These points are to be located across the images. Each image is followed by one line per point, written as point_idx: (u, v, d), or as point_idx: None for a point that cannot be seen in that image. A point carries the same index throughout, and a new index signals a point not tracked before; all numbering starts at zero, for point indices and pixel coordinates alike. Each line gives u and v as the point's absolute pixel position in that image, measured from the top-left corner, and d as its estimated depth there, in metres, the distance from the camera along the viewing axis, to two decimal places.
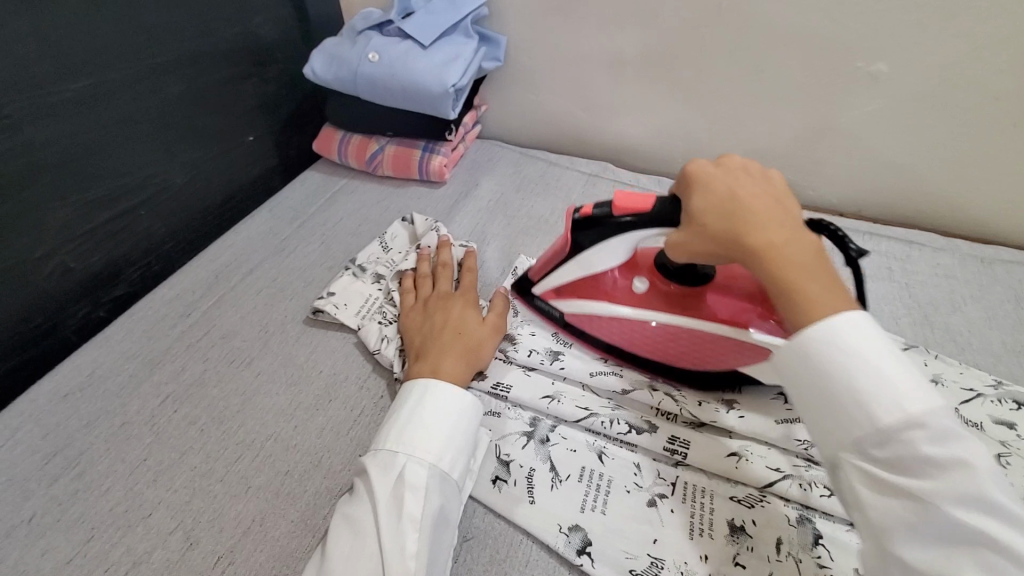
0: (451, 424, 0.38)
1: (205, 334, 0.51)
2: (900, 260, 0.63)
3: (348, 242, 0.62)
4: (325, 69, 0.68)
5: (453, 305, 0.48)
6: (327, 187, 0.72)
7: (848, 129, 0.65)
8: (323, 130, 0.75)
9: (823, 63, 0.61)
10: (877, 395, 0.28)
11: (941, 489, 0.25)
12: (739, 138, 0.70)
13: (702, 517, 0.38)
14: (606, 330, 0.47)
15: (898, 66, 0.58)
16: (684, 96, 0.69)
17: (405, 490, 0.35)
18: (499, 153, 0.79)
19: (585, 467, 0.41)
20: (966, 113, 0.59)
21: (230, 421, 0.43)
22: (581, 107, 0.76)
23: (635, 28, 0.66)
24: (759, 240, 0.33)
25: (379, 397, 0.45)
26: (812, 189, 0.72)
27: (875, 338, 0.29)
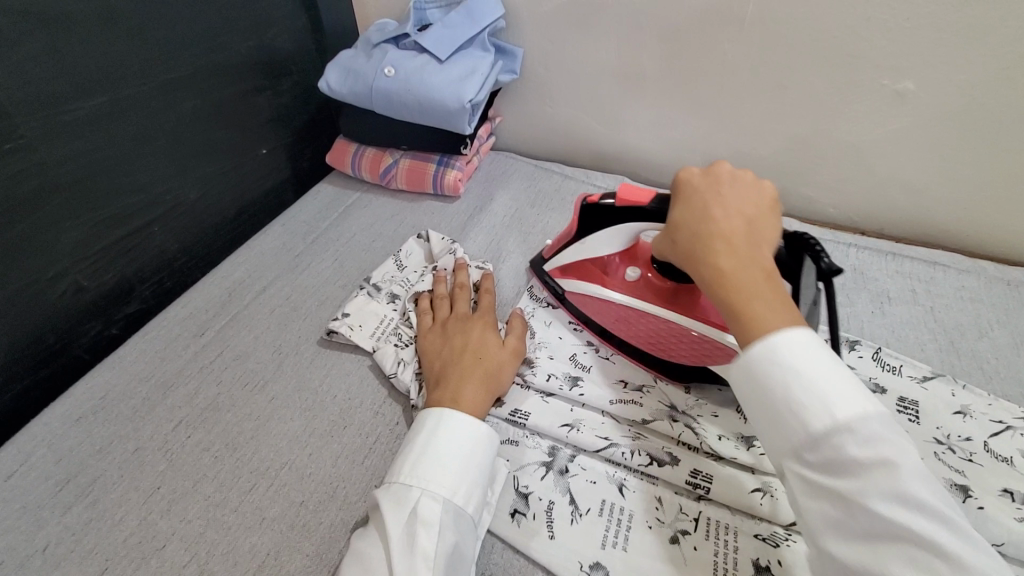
0: (465, 456, 0.37)
1: (218, 356, 0.50)
2: (924, 282, 0.62)
3: (361, 259, 0.61)
4: (340, 83, 0.67)
5: (471, 330, 0.47)
6: (341, 201, 0.71)
7: (871, 148, 0.63)
8: (337, 142, 0.75)
9: (848, 81, 0.60)
10: (808, 398, 0.27)
11: (870, 489, 0.25)
12: (758, 154, 0.69)
13: (727, 557, 0.37)
14: (597, 311, 0.52)
15: (925, 85, 0.57)
16: (703, 110, 0.68)
17: (419, 526, 0.34)
18: (513, 166, 0.78)
19: (605, 500, 0.40)
20: (997, 132, 0.57)
21: (243, 447, 0.43)
22: (598, 120, 0.75)
23: (654, 42, 0.65)
24: (712, 265, 0.32)
25: (395, 423, 0.44)
26: (832, 207, 0.70)
27: (807, 341, 0.29)
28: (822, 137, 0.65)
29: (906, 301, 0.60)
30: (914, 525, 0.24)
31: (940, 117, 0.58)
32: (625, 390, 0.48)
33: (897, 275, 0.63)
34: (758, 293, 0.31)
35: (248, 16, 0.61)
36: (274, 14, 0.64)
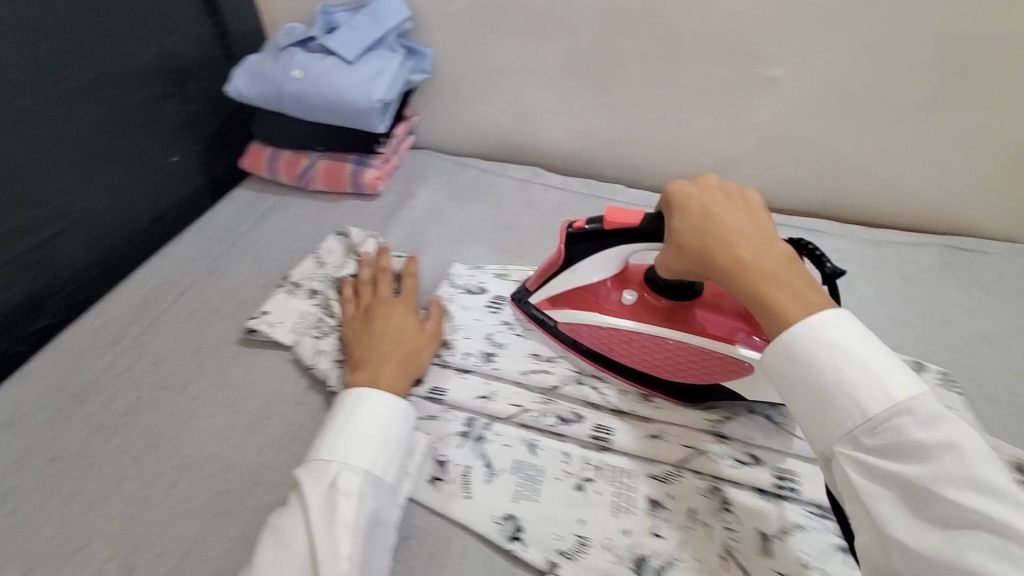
0: (383, 427, 0.40)
1: (136, 362, 0.50)
2: None
3: (282, 259, 0.62)
4: (249, 86, 0.68)
5: (387, 314, 0.49)
6: (259, 205, 0.72)
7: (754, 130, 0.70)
8: (252, 147, 0.75)
9: (730, 70, 0.66)
10: (864, 385, 0.32)
11: (935, 471, 0.28)
12: (658, 141, 0.74)
13: (625, 496, 0.42)
14: (598, 339, 0.49)
15: (792, 71, 0.64)
16: (608, 102, 0.73)
17: (338, 497, 0.36)
18: (432, 163, 0.80)
19: (517, 459, 0.44)
20: (854, 111, 0.65)
21: (167, 445, 0.44)
22: (511, 115, 0.79)
23: (556, 40, 0.70)
24: (735, 260, 0.37)
25: (318, 411, 0.46)
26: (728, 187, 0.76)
27: (858, 334, 0.33)
28: (714, 121, 0.71)
29: None
30: (979, 504, 0.27)
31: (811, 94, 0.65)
32: (537, 360, 0.51)
33: None
34: (785, 283, 0.36)
35: (150, 24, 0.61)
36: (177, 20, 0.64)
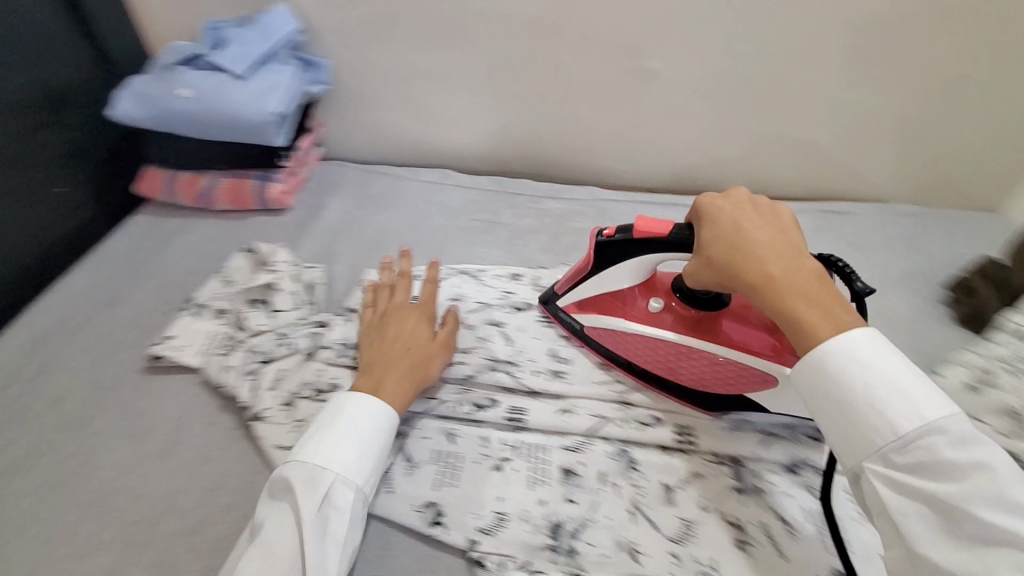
0: (366, 446, 0.54)
1: (64, 401, 0.64)
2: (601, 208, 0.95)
3: (184, 281, 0.78)
4: (137, 110, 0.80)
5: (409, 320, 0.64)
6: (158, 228, 0.85)
7: (586, 113, 0.94)
8: (145, 172, 0.88)
9: (569, 52, 0.87)
10: (906, 415, 0.44)
11: (969, 491, 0.40)
12: (529, 132, 0.97)
13: (539, 474, 0.61)
14: (613, 339, 0.69)
15: (599, 61, 0.88)
16: (494, 97, 0.93)
17: (331, 511, 0.50)
18: (339, 172, 0.96)
19: (436, 450, 0.63)
20: (666, 95, 0.91)
21: (71, 478, 0.58)
22: (415, 119, 0.97)
23: (416, 44, 0.88)
24: (766, 273, 0.51)
25: (232, 426, 0.62)
26: (589, 155, 1.00)
27: (893, 363, 0.46)
28: (617, 125, 0.95)
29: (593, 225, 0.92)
30: (1005, 524, 0.38)
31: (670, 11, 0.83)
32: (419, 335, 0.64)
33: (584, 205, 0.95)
34: (811, 290, 0.50)
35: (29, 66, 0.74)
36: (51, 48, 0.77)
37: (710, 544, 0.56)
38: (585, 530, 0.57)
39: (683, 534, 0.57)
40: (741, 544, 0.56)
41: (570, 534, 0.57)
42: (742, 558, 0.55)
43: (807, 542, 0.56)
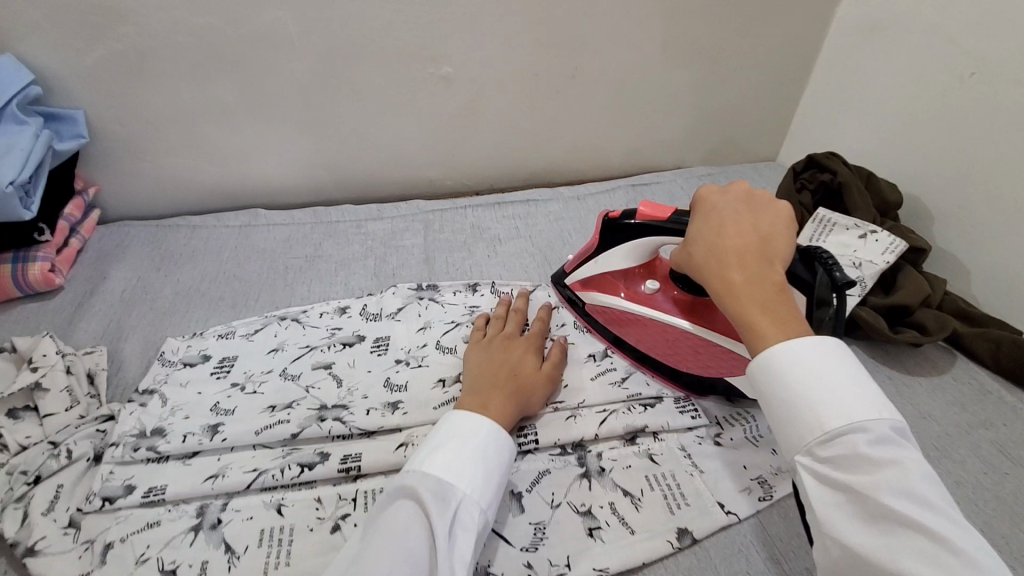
0: (482, 481, 0.62)
1: None
2: (522, 217, 1.31)
3: (180, 348, 0.94)
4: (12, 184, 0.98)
5: (522, 353, 0.82)
6: (78, 303, 1.08)
7: (539, 145, 1.38)
8: None
9: (527, 91, 1.28)
10: (821, 400, 0.53)
11: (884, 484, 0.48)
12: (506, 137, 1.35)
13: (510, 533, 0.68)
14: (628, 325, 0.87)
15: (531, 102, 1.30)
16: (469, 111, 1.29)
17: (459, 533, 0.58)
18: (297, 215, 1.29)
19: None
20: (580, 124, 1.37)
21: None
22: (398, 142, 1.30)
23: (411, 70, 1.20)
24: (731, 273, 0.63)
25: (91, 558, 0.67)
26: (549, 152, 1.40)
27: (831, 364, 0.54)
28: (528, 119, 1.33)
29: (463, 273, 1.17)
30: (907, 509, 0.46)
31: (595, 83, 1.30)
32: (443, 386, 0.86)
33: (510, 215, 1.31)
34: (770, 298, 0.61)
35: None
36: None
37: (615, 545, 0.68)
38: (496, 564, 0.65)
39: (595, 529, 0.69)
40: (618, 526, 0.70)
41: None
42: (625, 531, 0.69)
43: (707, 520, 0.71)
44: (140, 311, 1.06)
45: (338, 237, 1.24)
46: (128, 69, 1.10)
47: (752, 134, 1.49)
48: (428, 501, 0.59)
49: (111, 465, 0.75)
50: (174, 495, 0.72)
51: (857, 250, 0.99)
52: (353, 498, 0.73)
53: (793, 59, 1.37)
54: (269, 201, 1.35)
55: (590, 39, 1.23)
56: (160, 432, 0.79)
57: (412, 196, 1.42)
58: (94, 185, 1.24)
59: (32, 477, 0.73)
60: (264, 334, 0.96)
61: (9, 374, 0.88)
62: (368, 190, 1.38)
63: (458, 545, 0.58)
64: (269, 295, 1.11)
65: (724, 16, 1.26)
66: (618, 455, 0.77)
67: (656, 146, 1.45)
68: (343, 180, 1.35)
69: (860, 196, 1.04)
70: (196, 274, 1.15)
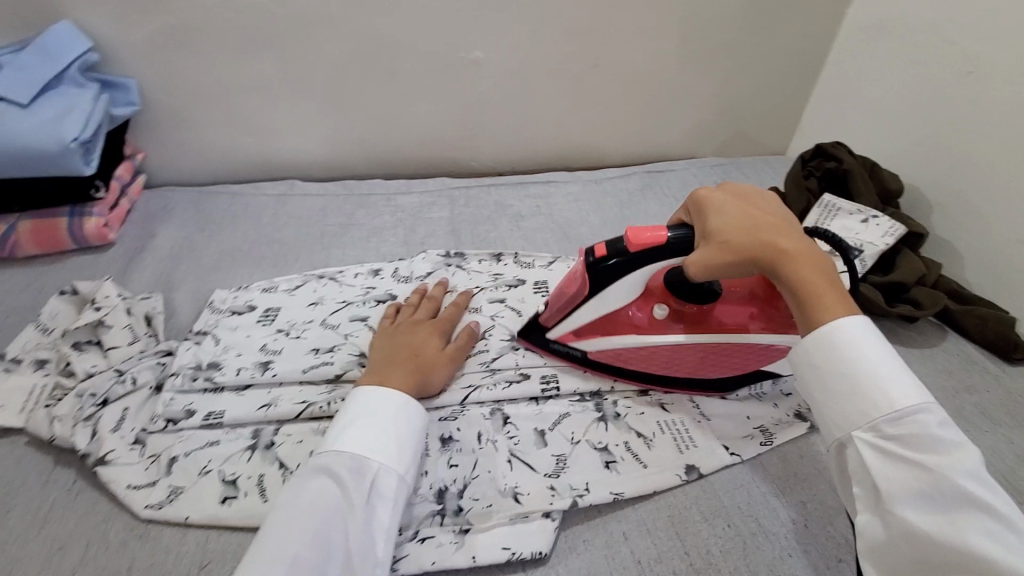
0: (396, 448, 0.68)
1: (12, 482, 0.77)
2: (542, 197, 1.38)
3: (226, 299, 1.02)
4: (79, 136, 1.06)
5: (426, 335, 0.83)
6: (130, 258, 1.16)
7: (558, 131, 1.46)
8: (47, 223, 1.13)
9: (550, 78, 1.36)
10: (891, 385, 0.60)
11: (952, 465, 0.55)
12: (528, 122, 1.42)
13: (534, 461, 0.76)
14: (643, 358, 0.82)
15: (553, 89, 1.38)
16: (494, 95, 1.36)
17: (379, 501, 0.64)
18: (330, 187, 1.36)
19: (440, 437, 0.77)
20: (599, 113, 1.44)
21: (32, 517, 0.73)
22: (426, 123, 1.38)
23: (442, 54, 1.27)
24: (790, 251, 0.68)
25: (159, 469, 0.75)
26: (568, 138, 1.48)
27: (893, 356, 0.63)
28: (550, 105, 1.40)
29: (485, 244, 1.25)
30: (971, 489, 0.53)
31: (614, 73, 1.38)
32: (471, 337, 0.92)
33: (532, 194, 1.39)
34: (822, 263, 0.69)
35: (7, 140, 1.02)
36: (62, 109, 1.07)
37: (630, 476, 0.75)
38: (523, 486, 0.73)
39: (612, 462, 0.76)
40: (632, 460, 0.77)
41: (454, 495, 0.72)
42: (639, 465, 0.76)
43: (712, 459, 0.78)
44: (185, 267, 1.14)
45: (369, 208, 1.32)
46: (179, 42, 1.18)
47: (762, 129, 1.57)
48: (344, 479, 0.64)
49: (172, 392, 0.83)
50: (231, 419, 0.80)
51: (859, 233, 1.05)
52: None
53: (803, 57, 1.44)
54: (302, 174, 1.43)
55: (611, 31, 1.31)
56: (215, 365, 0.87)
57: (438, 175, 1.49)
58: (142, 153, 1.31)
59: (101, 399, 0.80)
60: (303, 289, 1.04)
61: (70, 314, 0.95)
62: (397, 166, 1.45)
63: (379, 512, 0.64)
64: (305, 258, 1.18)
65: (739, 14, 1.34)
66: (632, 403, 0.84)
67: (671, 136, 1.53)
68: (373, 156, 1.42)
69: (863, 183, 1.12)
70: (238, 235, 1.22)
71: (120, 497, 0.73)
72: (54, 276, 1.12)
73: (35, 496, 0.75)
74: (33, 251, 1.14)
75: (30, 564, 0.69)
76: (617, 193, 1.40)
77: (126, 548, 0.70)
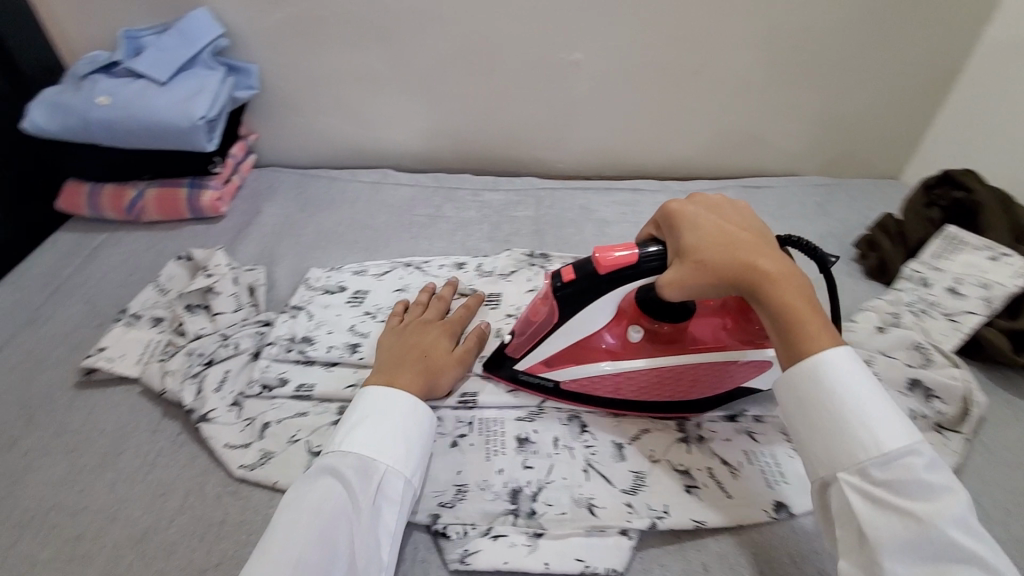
0: (400, 451, 0.68)
1: (125, 427, 0.84)
2: (631, 205, 1.35)
3: (319, 277, 1.06)
4: (207, 109, 1.15)
5: (436, 335, 0.82)
6: (237, 231, 1.24)
7: (652, 138, 1.42)
8: (169, 194, 1.23)
9: (651, 84, 1.32)
10: (882, 428, 0.58)
11: (940, 512, 0.54)
12: (621, 126, 1.40)
13: (611, 475, 0.74)
14: (620, 382, 0.77)
15: (652, 96, 1.35)
16: (590, 98, 1.35)
17: (384, 504, 0.65)
18: (420, 178, 1.40)
19: (517, 437, 0.77)
20: (696, 122, 1.39)
21: (140, 461, 0.80)
22: (519, 123, 1.39)
23: (544, 55, 1.28)
24: (771, 272, 0.65)
25: (253, 432, 0.80)
26: (662, 146, 1.44)
27: (885, 397, 0.61)
28: (647, 112, 1.37)
29: (569, 248, 1.24)
30: (957, 536, 0.54)
31: (719, 82, 1.32)
32: None
33: (619, 201, 1.36)
34: (802, 285, 0.66)
35: (143, 112, 1.12)
36: (196, 86, 1.16)
37: (712, 504, 0.72)
38: (599, 499, 0.71)
39: (693, 487, 0.73)
40: (716, 488, 0.73)
41: (528, 498, 0.71)
42: (722, 494, 0.73)
43: (804, 499, 0.73)
44: (284, 244, 1.21)
45: (456, 202, 1.34)
46: (299, 31, 1.25)
47: (874, 150, 1.46)
48: (351, 479, 0.64)
49: (268, 360, 0.88)
50: (319, 393, 0.84)
51: (985, 271, 0.96)
52: (468, 422, 0.80)
53: (931, 75, 1.33)
54: (396, 164, 1.47)
55: (721, 36, 1.25)
56: (307, 340, 0.91)
57: (525, 175, 1.50)
58: (254, 133, 1.40)
59: (207, 360, 0.87)
60: (391, 276, 1.07)
61: (184, 278, 1.03)
62: (486, 163, 1.47)
63: (385, 515, 0.65)
64: (392, 246, 1.22)
65: (863, 26, 1.25)
66: (717, 428, 0.80)
67: (770, 151, 1.45)
68: (464, 150, 1.45)
69: (995, 217, 1.02)
70: (333, 218, 1.28)
71: (218, 454, 0.78)
72: (172, 242, 1.22)
73: (145, 442, 0.82)
74: (156, 217, 1.25)
75: (139, 503, 0.75)
76: None
77: (220, 502, 0.75)
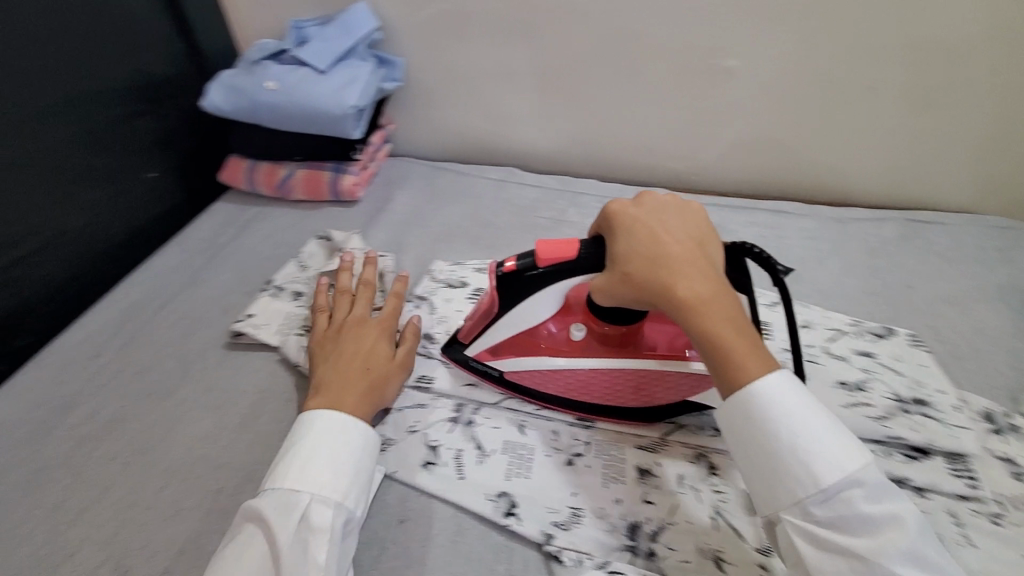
0: (319, 475, 0.66)
1: (262, 392, 0.90)
2: (773, 228, 1.24)
3: (443, 270, 1.08)
4: (355, 98, 1.20)
5: (374, 338, 0.84)
6: (370, 216, 1.30)
7: (800, 158, 1.30)
8: (312, 178, 1.32)
9: (809, 98, 1.21)
10: (819, 464, 0.56)
11: (882, 549, 0.52)
12: (768, 143, 1.29)
13: (741, 527, 0.67)
14: (557, 377, 0.78)
15: (807, 111, 1.23)
16: (737, 110, 1.26)
17: (311, 534, 0.62)
18: (548, 180, 1.38)
19: (636, 467, 0.74)
20: (856, 143, 1.25)
21: (274, 426, 0.85)
22: (656, 131, 1.33)
23: (694, 60, 1.20)
24: (692, 296, 0.61)
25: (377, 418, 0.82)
26: (811, 168, 1.31)
27: (831, 428, 0.58)
28: (800, 129, 1.26)
29: None
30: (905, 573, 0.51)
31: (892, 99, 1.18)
32: None
33: (759, 223, 1.26)
34: (731, 310, 0.61)
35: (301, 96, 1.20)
36: (351, 76, 1.23)
37: None
38: (728, 552, 0.65)
39: None
40: None
41: (647, 535, 0.67)
42: None
43: None
44: (412, 233, 1.24)
45: (582, 207, 1.31)
46: (448, 26, 1.27)
47: None
48: (269, 516, 0.63)
49: None
50: (440, 388, 0.85)
51: None
52: (586, 442, 0.78)
53: None
54: (524, 164, 1.47)
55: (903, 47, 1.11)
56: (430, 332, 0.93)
57: (655, 186, 1.43)
58: (392, 123, 1.47)
59: None
60: None
61: (322, 257, 1.10)
62: (614, 171, 1.43)
63: (313, 548, 0.61)
64: (514, 245, 1.22)
65: None
66: None
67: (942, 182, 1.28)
68: (594, 155, 1.41)
69: None
70: (460, 212, 1.30)
71: None
72: (313, 220, 1.30)
73: (279, 408, 0.88)
74: (301, 197, 1.34)
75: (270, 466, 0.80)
76: (862, 238, 1.21)
77: None
